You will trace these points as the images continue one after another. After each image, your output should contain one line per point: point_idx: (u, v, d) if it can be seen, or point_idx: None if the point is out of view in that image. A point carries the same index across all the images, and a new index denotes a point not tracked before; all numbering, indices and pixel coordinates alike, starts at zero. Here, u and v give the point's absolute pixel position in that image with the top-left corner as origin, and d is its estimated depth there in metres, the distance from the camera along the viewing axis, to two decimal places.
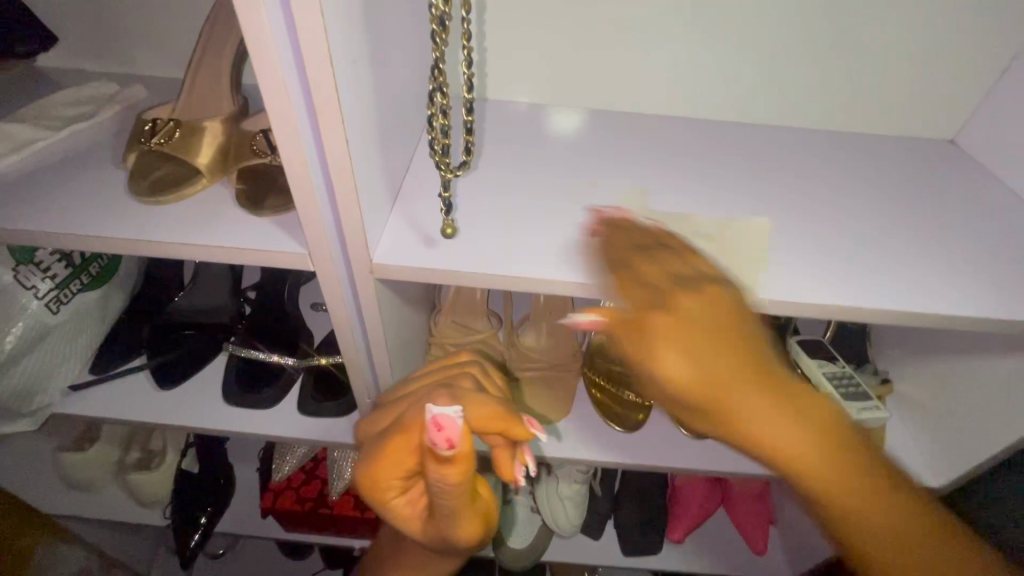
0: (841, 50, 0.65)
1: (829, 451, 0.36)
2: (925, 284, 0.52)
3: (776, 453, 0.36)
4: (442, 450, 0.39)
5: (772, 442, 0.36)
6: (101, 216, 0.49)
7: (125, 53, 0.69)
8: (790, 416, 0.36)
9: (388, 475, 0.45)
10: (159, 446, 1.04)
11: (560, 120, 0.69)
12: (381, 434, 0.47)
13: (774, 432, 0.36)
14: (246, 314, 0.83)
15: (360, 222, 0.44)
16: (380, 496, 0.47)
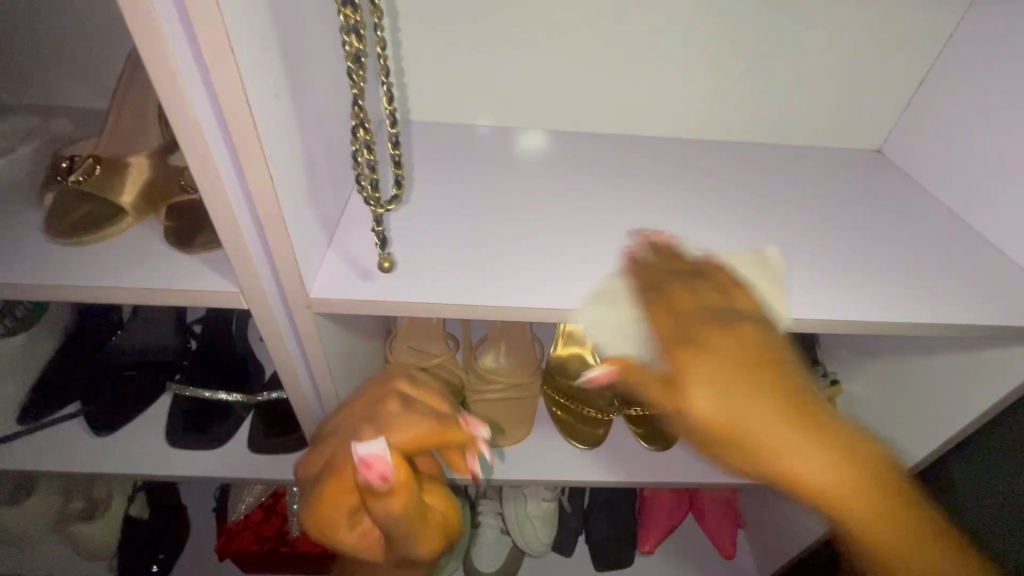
0: (770, 68, 0.67)
1: (864, 478, 0.34)
2: (856, 290, 0.54)
3: (813, 489, 0.34)
4: (377, 486, 0.41)
5: (806, 478, 0.34)
6: (11, 260, 0.46)
7: (46, 83, 0.66)
8: (815, 455, 0.33)
9: (334, 518, 0.46)
10: (103, 493, 0.98)
11: (530, 141, 0.70)
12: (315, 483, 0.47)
13: (805, 468, 0.34)
14: (190, 350, 0.80)
15: (294, 259, 0.43)
16: (331, 538, 0.48)
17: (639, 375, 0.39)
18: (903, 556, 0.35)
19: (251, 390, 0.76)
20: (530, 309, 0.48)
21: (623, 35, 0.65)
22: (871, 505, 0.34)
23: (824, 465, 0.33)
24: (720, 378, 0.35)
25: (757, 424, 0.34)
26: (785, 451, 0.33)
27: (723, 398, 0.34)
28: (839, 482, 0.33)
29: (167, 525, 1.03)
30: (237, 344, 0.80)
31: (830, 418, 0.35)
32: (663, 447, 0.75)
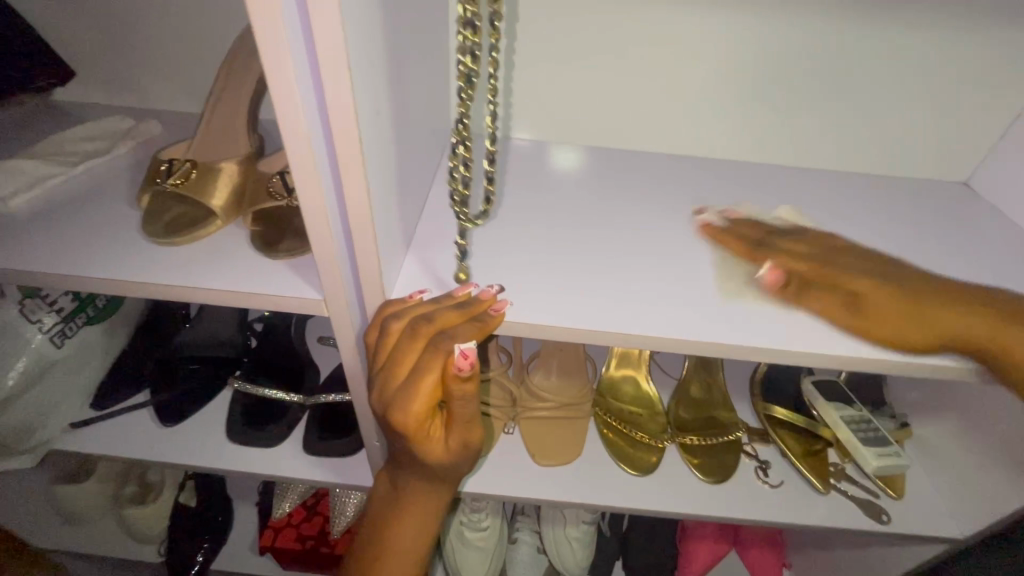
0: (853, 93, 0.64)
1: (986, 311, 0.45)
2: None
3: (953, 326, 0.46)
4: (465, 373, 0.42)
5: (955, 317, 0.46)
6: (113, 256, 0.48)
7: (142, 89, 0.70)
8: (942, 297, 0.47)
9: (417, 408, 0.44)
10: (157, 479, 1.02)
11: (563, 158, 0.69)
12: (399, 373, 0.44)
13: (942, 305, 0.46)
14: (251, 348, 0.82)
15: (377, 269, 0.43)
16: (414, 431, 0.45)
17: (830, 305, 0.49)
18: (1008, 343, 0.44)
19: (307, 389, 0.78)
20: (600, 333, 0.47)
21: (699, 54, 0.63)
22: (993, 321, 0.45)
23: (963, 311, 0.46)
24: (891, 285, 0.48)
25: (884, 330, 0.47)
26: (923, 301, 0.47)
27: (897, 305, 0.47)
28: (967, 313, 0.46)
29: (212, 518, 1.04)
30: (295, 344, 0.82)
31: (1021, 304, 0.47)
32: (719, 480, 0.72)
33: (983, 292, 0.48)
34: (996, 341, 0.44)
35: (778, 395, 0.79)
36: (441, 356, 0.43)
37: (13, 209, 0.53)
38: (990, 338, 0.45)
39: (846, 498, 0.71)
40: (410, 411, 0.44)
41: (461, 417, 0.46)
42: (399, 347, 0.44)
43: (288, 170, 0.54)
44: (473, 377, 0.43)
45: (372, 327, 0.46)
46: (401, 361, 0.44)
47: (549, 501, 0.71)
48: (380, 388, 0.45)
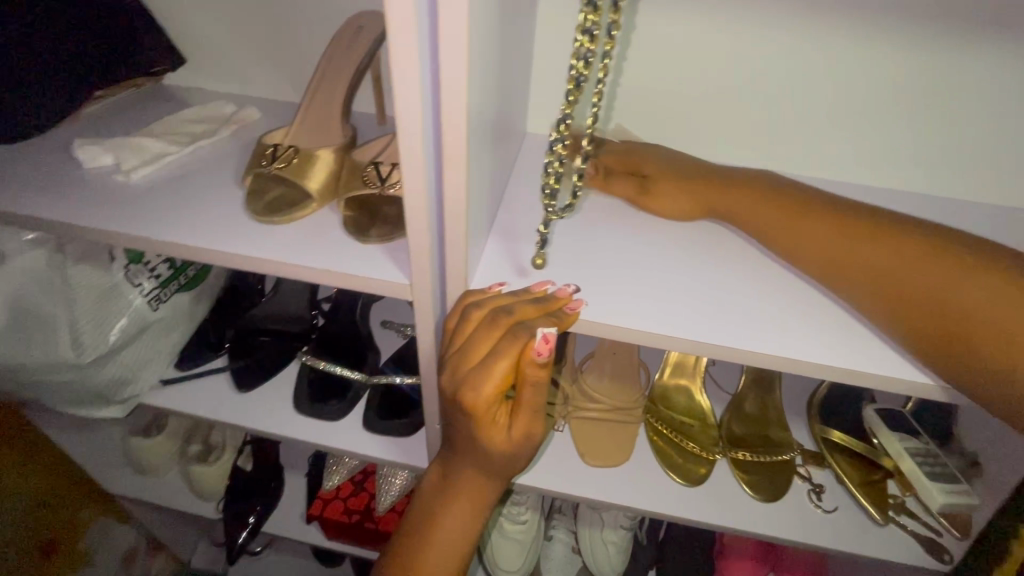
0: (968, 118, 0.59)
1: (859, 236, 0.47)
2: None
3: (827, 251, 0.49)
4: (543, 357, 0.43)
5: (825, 241, 0.49)
6: (221, 229, 0.53)
7: (245, 77, 0.75)
8: (822, 223, 0.49)
9: (489, 390, 0.45)
10: (219, 440, 1.09)
11: None
12: (473, 354, 0.46)
13: (813, 230, 0.50)
14: (318, 326, 0.86)
15: (463, 258, 0.45)
16: (481, 412, 0.46)
17: (627, 188, 0.59)
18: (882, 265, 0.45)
19: (369, 368, 0.81)
20: (670, 339, 0.48)
21: (801, 71, 0.59)
22: (851, 243, 0.47)
23: (836, 235, 0.48)
24: (690, 180, 0.58)
25: (667, 208, 0.58)
26: (792, 224, 0.51)
27: (685, 190, 0.57)
28: (839, 237, 0.48)
29: (266, 483, 1.10)
30: (359, 325, 0.86)
31: (833, 202, 0.51)
32: (769, 498, 0.71)
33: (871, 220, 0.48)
34: (861, 266, 0.46)
35: (837, 419, 0.77)
36: (518, 343, 0.44)
37: (134, 181, 0.59)
38: (776, 221, 0.52)
39: (905, 532, 0.69)
40: (483, 392, 0.45)
41: (529, 404, 0.47)
42: (476, 331, 0.46)
43: (382, 161, 0.56)
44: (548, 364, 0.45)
45: (453, 311, 0.49)
46: (479, 345, 0.46)
47: (593, 500, 0.72)
48: (454, 369, 0.47)
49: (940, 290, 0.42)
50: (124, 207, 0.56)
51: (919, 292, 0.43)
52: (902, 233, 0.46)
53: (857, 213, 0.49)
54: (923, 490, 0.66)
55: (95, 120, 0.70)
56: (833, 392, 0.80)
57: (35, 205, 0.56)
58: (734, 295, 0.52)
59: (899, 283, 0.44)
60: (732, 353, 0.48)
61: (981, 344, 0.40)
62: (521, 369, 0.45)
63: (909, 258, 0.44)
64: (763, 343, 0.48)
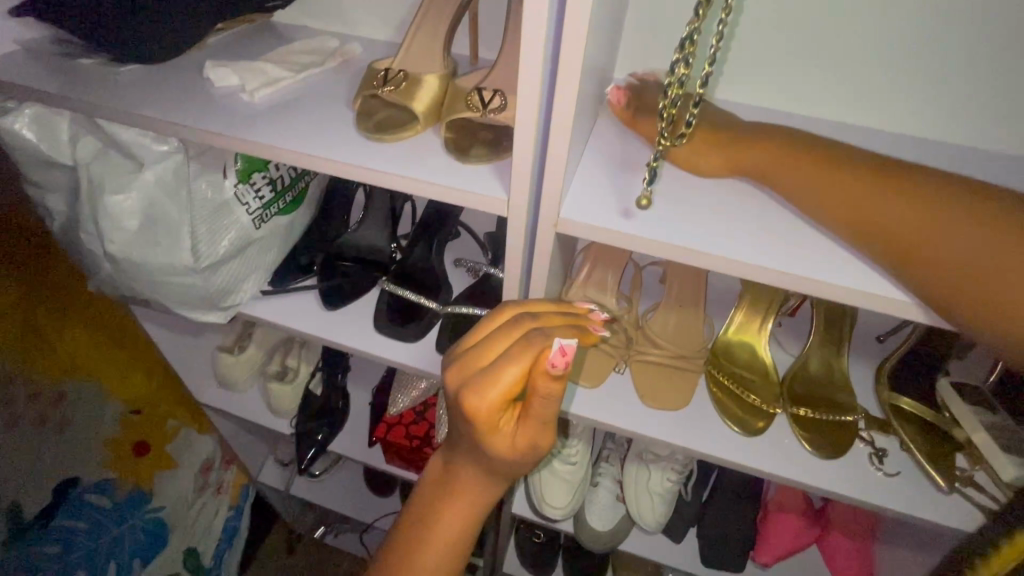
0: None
1: (906, 195, 0.46)
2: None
3: (869, 213, 0.48)
4: (559, 369, 0.47)
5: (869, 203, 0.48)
6: (335, 144, 0.58)
7: (349, 15, 0.80)
8: (877, 187, 0.48)
9: (495, 398, 0.48)
10: (294, 364, 1.19)
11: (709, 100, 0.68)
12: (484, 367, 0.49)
13: (869, 195, 0.48)
14: (396, 259, 0.92)
15: (561, 176, 0.48)
16: (489, 420, 0.49)
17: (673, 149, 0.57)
18: (926, 226, 0.44)
19: (442, 300, 0.87)
20: (754, 269, 0.49)
21: (916, 18, 0.57)
22: (897, 209, 0.46)
23: (881, 195, 0.47)
24: (720, 137, 0.57)
25: (704, 164, 0.56)
26: (852, 187, 0.49)
27: (718, 148, 0.56)
28: (888, 199, 0.47)
29: (333, 406, 1.19)
30: (434, 260, 0.91)
31: (898, 172, 0.48)
32: (829, 456, 0.72)
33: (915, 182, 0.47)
34: (897, 229, 0.46)
35: (907, 388, 0.76)
36: (535, 347, 0.48)
37: (256, 101, 0.65)
38: (824, 189, 0.50)
39: (969, 504, 0.68)
40: (490, 397, 0.48)
41: (538, 415, 0.50)
42: (497, 336, 0.52)
43: (484, 87, 0.59)
44: (564, 377, 0.48)
45: (494, 316, 0.56)
46: (492, 350, 0.51)
47: (651, 440, 0.74)
48: (461, 366, 0.52)
49: (963, 247, 0.43)
50: (250, 121, 0.62)
51: (934, 248, 0.44)
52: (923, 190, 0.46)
53: (911, 179, 0.47)
54: (994, 461, 0.65)
55: (217, 49, 0.76)
56: (906, 361, 0.78)
57: (175, 115, 0.63)
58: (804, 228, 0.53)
59: (931, 243, 0.44)
60: (802, 284, 0.49)
61: (991, 297, 0.41)
62: (535, 378, 0.48)
63: (930, 218, 0.44)
64: (833, 276, 0.49)
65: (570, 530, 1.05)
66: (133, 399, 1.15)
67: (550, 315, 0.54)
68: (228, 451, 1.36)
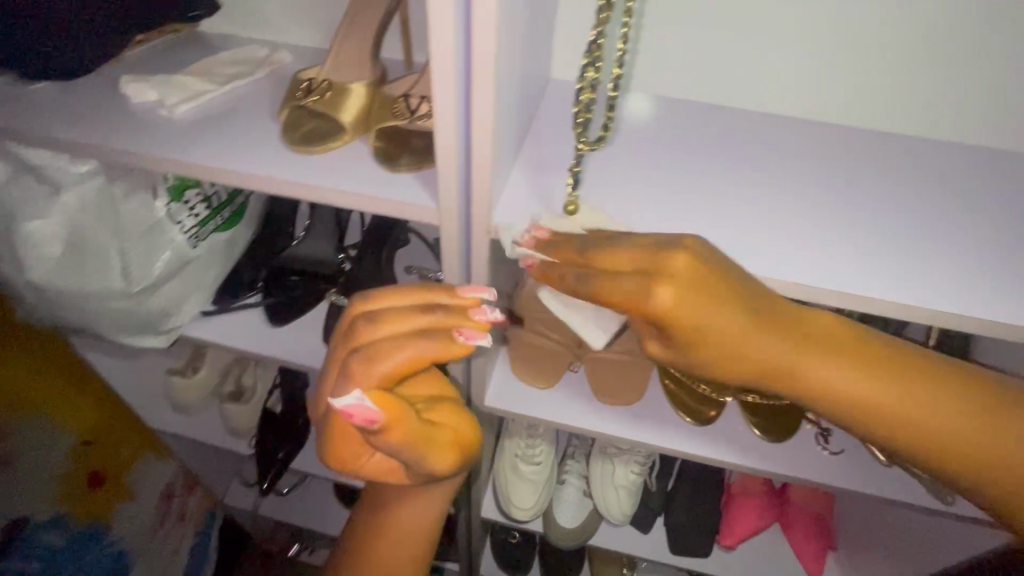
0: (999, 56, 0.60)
1: (870, 371, 0.42)
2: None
3: (832, 397, 0.43)
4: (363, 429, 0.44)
5: (830, 387, 0.42)
6: (259, 159, 0.56)
7: (278, 22, 0.77)
8: (834, 362, 0.42)
9: (348, 442, 0.52)
10: (250, 384, 1.16)
11: (634, 106, 0.70)
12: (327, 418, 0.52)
13: (829, 378, 0.42)
14: (345, 270, 0.89)
15: (489, 182, 0.48)
16: (354, 458, 0.54)
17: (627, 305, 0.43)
18: (915, 407, 0.41)
19: None
20: None
21: None
22: (891, 398, 0.42)
23: (849, 378, 0.42)
24: (725, 306, 0.42)
25: (717, 335, 0.42)
26: (810, 371, 0.43)
27: (729, 326, 0.42)
28: (856, 385, 0.42)
29: (294, 423, 1.16)
30: (384, 268, 0.88)
31: (840, 334, 0.44)
32: (776, 439, 0.74)
33: (875, 354, 0.43)
34: (882, 414, 0.42)
35: None
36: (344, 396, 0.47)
37: (178, 117, 0.62)
38: (786, 374, 0.43)
39: (908, 475, 0.71)
40: (338, 445, 0.52)
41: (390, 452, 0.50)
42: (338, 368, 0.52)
43: (411, 94, 0.59)
44: (379, 427, 0.45)
45: (344, 322, 0.54)
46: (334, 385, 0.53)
47: (606, 437, 0.75)
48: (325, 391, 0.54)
49: (953, 430, 0.41)
50: (171, 139, 0.60)
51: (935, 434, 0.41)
52: (927, 378, 0.42)
53: (866, 348, 0.43)
54: None
55: (137, 62, 0.73)
56: None
57: (90, 135, 0.60)
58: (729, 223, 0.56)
59: (920, 427, 0.41)
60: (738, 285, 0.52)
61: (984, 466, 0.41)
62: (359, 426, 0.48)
63: (902, 400, 0.41)
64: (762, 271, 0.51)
65: (539, 529, 1.06)
66: (78, 433, 1.05)
67: (392, 313, 0.50)
68: (189, 477, 1.32)
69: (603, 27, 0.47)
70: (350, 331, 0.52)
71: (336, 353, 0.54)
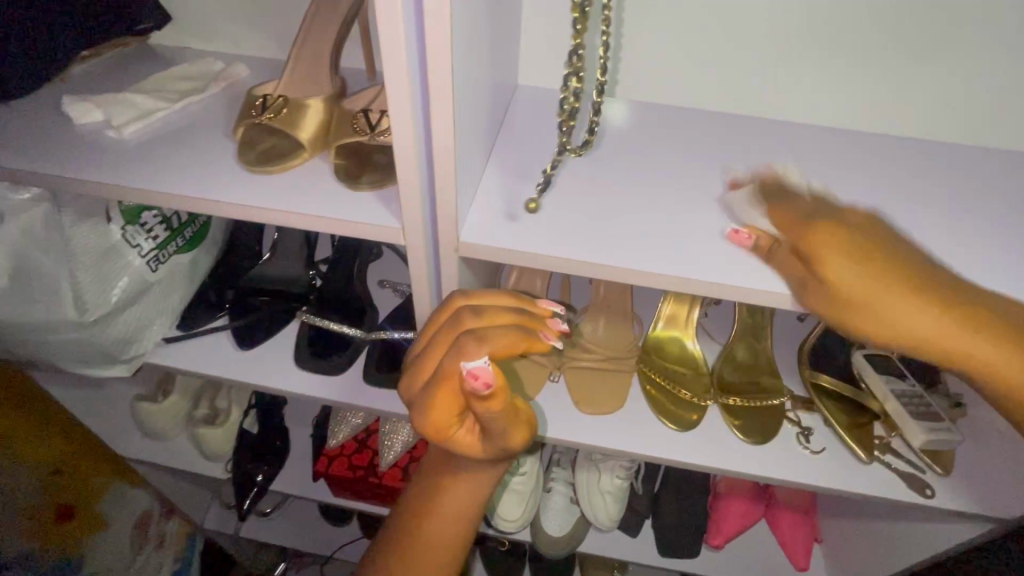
0: (954, 54, 0.62)
1: (942, 314, 0.44)
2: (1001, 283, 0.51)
3: (913, 341, 0.45)
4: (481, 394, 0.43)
5: (913, 331, 0.44)
6: (213, 181, 0.53)
7: (234, 34, 0.74)
8: (916, 308, 0.44)
9: (442, 417, 0.48)
10: (225, 405, 1.13)
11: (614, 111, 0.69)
12: (423, 391, 0.49)
13: (911, 322, 0.44)
14: (316, 286, 0.87)
15: (453, 200, 0.47)
16: (444, 435, 0.50)
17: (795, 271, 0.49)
18: (986, 345, 0.43)
19: (367, 325, 0.83)
20: (660, 275, 0.51)
21: None
22: (963, 335, 0.44)
23: (929, 321, 0.44)
24: (862, 258, 0.45)
25: (866, 295, 0.45)
26: (897, 321, 0.44)
27: (862, 275, 0.45)
28: (936, 324, 0.44)
29: (272, 444, 1.12)
30: (356, 283, 0.86)
31: (928, 277, 0.45)
32: (759, 441, 0.74)
33: (958, 300, 0.45)
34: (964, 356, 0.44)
35: (824, 365, 0.80)
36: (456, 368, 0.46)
37: (125, 138, 0.59)
38: (883, 327, 0.45)
39: (888, 470, 0.71)
40: (430, 420, 0.48)
41: (488, 429, 0.47)
42: (438, 348, 0.51)
43: (372, 109, 0.57)
44: (493, 395, 0.44)
45: (439, 313, 0.54)
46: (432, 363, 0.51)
47: (589, 447, 0.74)
48: (418, 375, 0.52)
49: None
50: (119, 161, 0.57)
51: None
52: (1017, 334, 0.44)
53: (948, 291, 0.45)
54: (905, 427, 0.69)
55: (83, 80, 0.69)
56: (824, 341, 0.82)
57: (30, 159, 0.56)
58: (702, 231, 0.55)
59: (998, 366, 0.43)
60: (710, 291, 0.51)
61: None
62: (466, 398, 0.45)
63: (982, 346, 0.43)
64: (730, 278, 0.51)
65: (528, 539, 1.05)
66: (48, 464, 0.98)
67: (494, 312, 0.51)
68: (166, 503, 1.27)
69: (584, 37, 0.47)
70: (451, 317, 0.52)
71: (431, 337, 0.53)
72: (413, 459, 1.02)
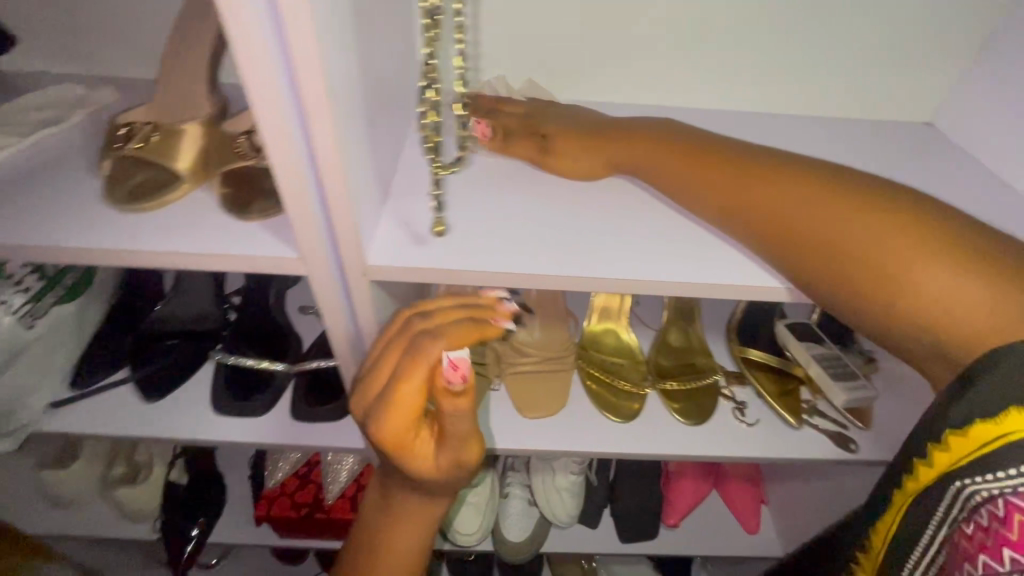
0: (831, 30, 0.65)
1: (779, 184, 0.47)
2: None
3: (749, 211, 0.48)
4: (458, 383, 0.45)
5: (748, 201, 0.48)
6: (77, 224, 0.47)
7: (97, 55, 0.67)
8: (750, 179, 0.49)
9: (402, 422, 0.46)
10: (145, 459, 1.03)
11: None
12: (378, 396, 0.46)
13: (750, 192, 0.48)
14: (231, 320, 0.80)
15: (351, 223, 0.43)
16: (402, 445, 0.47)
17: (527, 150, 0.59)
18: (827, 217, 0.44)
19: (292, 356, 0.77)
20: (580, 278, 0.49)
21: None
22: (795, 201, 0.46)
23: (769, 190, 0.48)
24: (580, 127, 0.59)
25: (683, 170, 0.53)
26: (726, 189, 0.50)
27: (580, 140, 0.58)
28: (775, 197, 0.47)
29: (205, 494, 1.04)
30: (273, 313, 0.80)
31: (750, 157, 0.51)
32: (698, 421, 0.75)
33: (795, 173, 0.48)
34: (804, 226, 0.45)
35: (753, 338, 0.83)
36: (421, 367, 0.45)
37: None
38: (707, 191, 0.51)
39: (817, 431, 0.75)
40: (392, 426, 0.46)
41: (454, 426, 0.47)
42: (388, 355, 0.48)
43: (254, 130, 0.54)
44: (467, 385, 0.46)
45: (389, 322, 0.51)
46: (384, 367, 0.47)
47: (536, 451, 0.73)
48: (366, 391, 0.48)
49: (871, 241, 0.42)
50: None
51: (815, 227, 0.45)
52: (797, 176, 0.47)
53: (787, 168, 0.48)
54: (827, 388, 0.73)
55: None
56: (750, 315, 0.85)
57: None
58: (619, 228, 0.54)
59: (832, 233, 0.44)
60: (636, 286, 0.50)
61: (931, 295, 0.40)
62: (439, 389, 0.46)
63: (820, 208, 0.45)
64: (650, 270, 0.51)
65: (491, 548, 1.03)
66: None
67: (446, 309, 0.49)
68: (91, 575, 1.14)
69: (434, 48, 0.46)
70: (402, 319, 0.50)
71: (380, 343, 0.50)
72: (361, 487, 0.97)
